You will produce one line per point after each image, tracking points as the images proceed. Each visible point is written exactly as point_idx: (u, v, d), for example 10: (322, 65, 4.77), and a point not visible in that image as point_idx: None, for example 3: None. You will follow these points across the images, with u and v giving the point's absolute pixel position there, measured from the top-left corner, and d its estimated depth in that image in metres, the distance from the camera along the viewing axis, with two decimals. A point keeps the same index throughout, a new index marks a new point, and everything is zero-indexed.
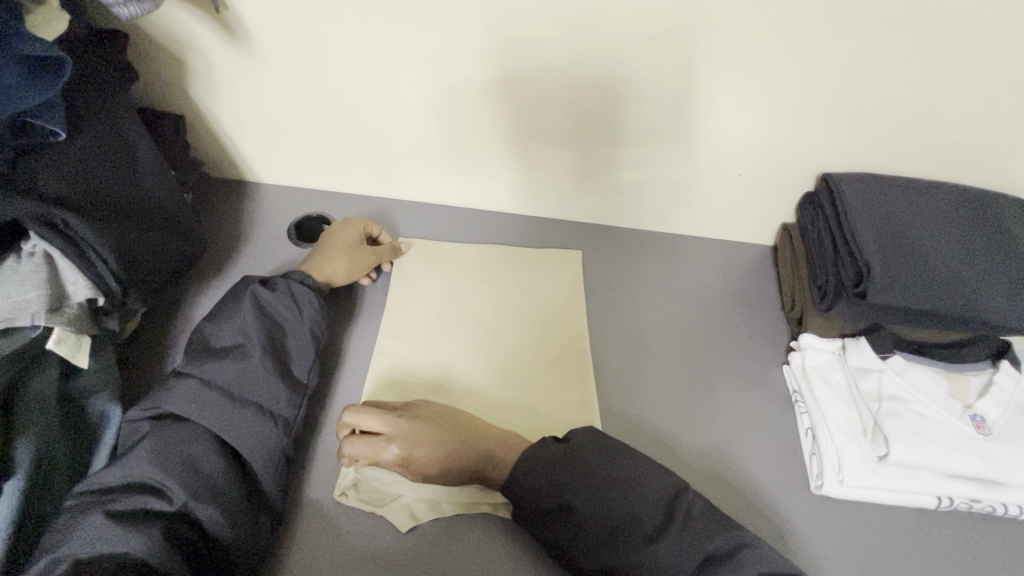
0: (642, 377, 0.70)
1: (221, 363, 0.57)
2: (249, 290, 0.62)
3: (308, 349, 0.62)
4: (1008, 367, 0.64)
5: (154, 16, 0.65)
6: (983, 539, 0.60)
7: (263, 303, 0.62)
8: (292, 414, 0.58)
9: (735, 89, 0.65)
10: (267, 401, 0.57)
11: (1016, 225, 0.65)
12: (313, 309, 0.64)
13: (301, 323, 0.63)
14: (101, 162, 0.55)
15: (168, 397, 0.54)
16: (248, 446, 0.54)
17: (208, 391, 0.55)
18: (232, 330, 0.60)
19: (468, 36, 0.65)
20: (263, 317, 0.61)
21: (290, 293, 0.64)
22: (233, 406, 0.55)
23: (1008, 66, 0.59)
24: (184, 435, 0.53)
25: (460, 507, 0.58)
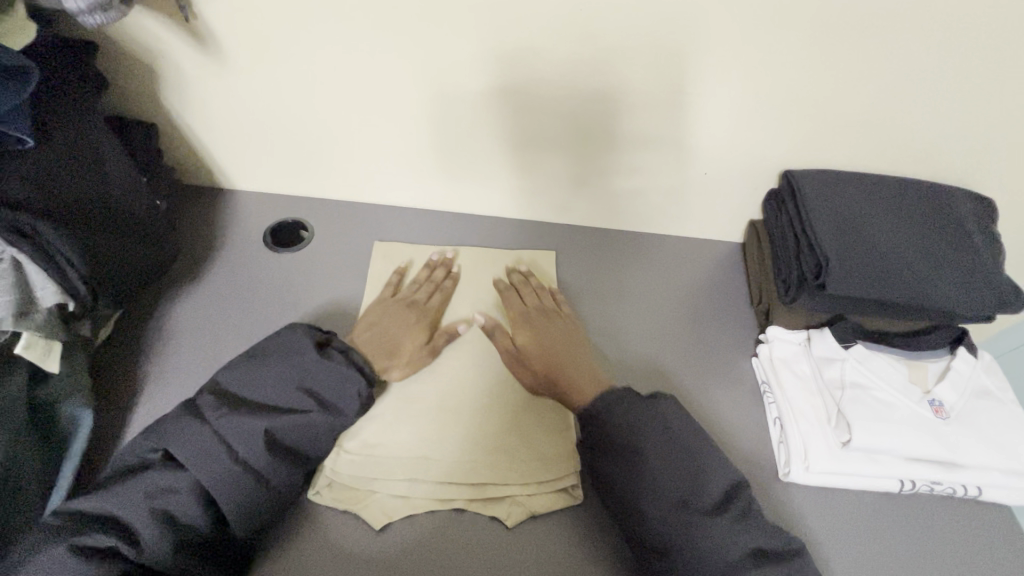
0: (621, 319, 0.77)
1: (251, 423, 0.54)
2: (303, 354, 0.60)
3: (333, 433, 0.59)
4: (965, 353, 0.67)
5: (122, 25, 0.66)
6: (944, 519, 0.62)
7: (305, 369, 0.60)
8: (286, 489, 0.55)
9: (696, 91, 0.67)
10: (267, 473, 0.54)
11: (969, 218, 0.68)
12: (355, 397, 0.60)
13: (339, 400, 0.60)
14: (68, 171, 0.56)
15: (179, 440, 0.53)
16: (231, 508, 0.52)
17: (216, 447, 0.53)
18: (272, 392, 0.58)
19: (436, 44, 0.66)
20: (300, 387, 0.59)
21: (341, 371, 0.60)
22: (235, 468, 0.53)
23: (958, 68, 0.61)
24: (174, 484, 0.51)
25: (435, 503, 0.60)
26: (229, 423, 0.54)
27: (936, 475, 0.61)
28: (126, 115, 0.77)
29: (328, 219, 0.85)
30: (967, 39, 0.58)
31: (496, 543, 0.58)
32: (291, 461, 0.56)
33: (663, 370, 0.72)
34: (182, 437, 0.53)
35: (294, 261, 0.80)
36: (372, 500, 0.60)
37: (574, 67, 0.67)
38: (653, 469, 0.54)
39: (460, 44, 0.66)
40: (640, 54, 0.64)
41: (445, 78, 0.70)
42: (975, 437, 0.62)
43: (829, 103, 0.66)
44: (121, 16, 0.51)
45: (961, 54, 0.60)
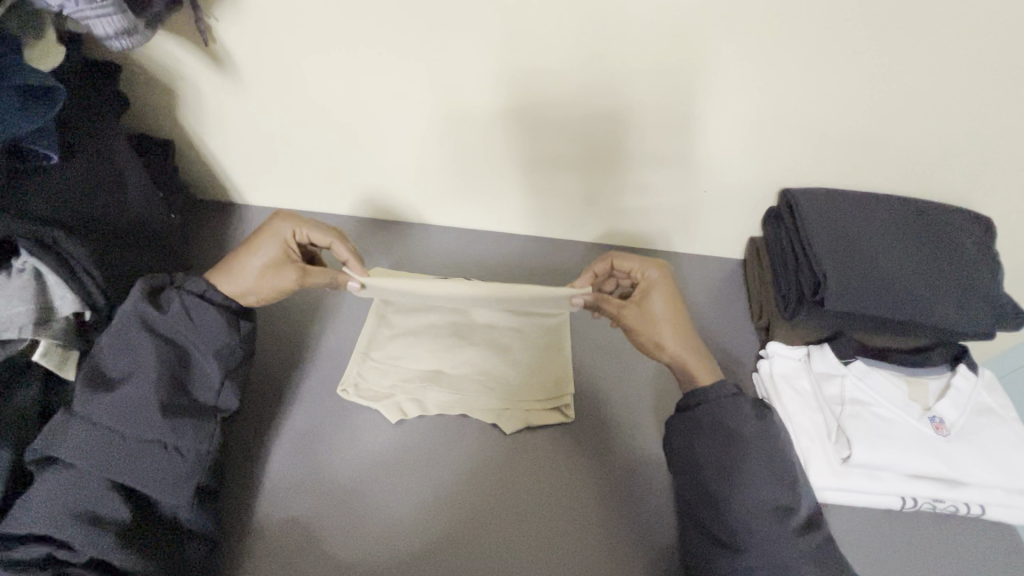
0: None
1: (120, 396, 0.54)
2: (143, 308, 0.57)
3: (218, 373, 0.60)
4: (966, 370, 0.67)
5: (145, 49, 0.69)
6: (946, 537, 0.62)
7: (155, 325, 0.58)
8: (200, 444, 0.57)
9: (697, 111, 0.69)
10: (170, 437, 0.55)
11: (967, 236, 0.69)
12: (216, 327, 0.60)
13: (204, 341, 0.60)
14: (91, 185, 0.59)
15: (59, 443, 0.51)
16: (152, 484, 0.53)
17: (101, 433, 0.53)
18: (128, 356, 0.56)
19: (444, 66, 0.68)
20: (160, 343, 0.57)
21: (181, 311, 0.59)
22: (137, 446, 0.54)
23: (954, 90, 0.62)
24: (84, 485, 0.51)
25: (438, 520, 0.60)
26: (100, 405, 0.54)
27: (937, 492, 0.61)
28: (144, 133, 0.80)
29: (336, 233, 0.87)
30: (963, 63, 0.60)
31: (492, 552, 0.59)
32: (189, 415, 0.57)
33: None
34: (63, 437, 0.52)
35: None
36: (372, 509, 0.61)
37: (578, 87, 0.69)
38: (754, 474, 0.54)
39: (468, 66, 0.68)
40: (643, 75, 0.66)
41: (452, 98, 0.72)
42: (975, 453, 0.62)
43: (826, 123, 0.68)
44: (146, 40, 0.54)
45: (957, 77, 0.61)
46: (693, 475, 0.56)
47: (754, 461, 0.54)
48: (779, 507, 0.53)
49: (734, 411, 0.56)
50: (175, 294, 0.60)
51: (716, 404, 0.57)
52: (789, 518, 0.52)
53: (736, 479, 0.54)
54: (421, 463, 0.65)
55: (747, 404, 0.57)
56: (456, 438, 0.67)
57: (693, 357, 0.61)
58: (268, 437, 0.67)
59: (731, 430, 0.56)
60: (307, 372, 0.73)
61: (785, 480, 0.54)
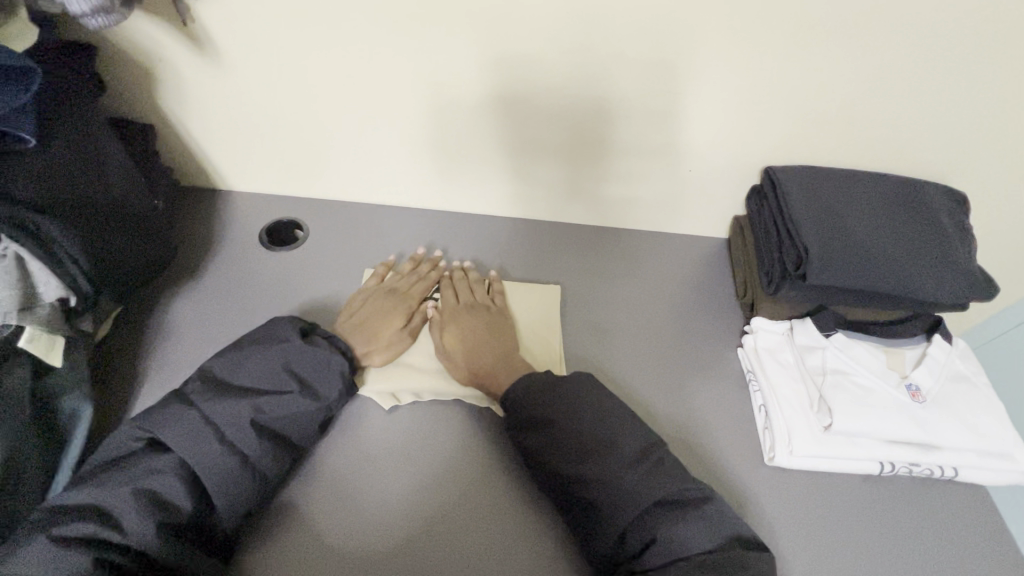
0: (620, 296, 0.81)
1: (236, 403, 0.58)
2: (288, 340, 0.63)
3: (318, 417, 0.62)
4: (940, 340, 0.70)
5: (122, 29, 0.68)
6: (921, 499, 0.65)
7: (293, 358, 0.62)
8: (273, 469, 0.58)
9: (683, 91, 0.69)
10: (254, 454, 0.57)
11: (942, 210, 0.71)
12: (339, 378, 0.64)
13: (328, 386, 0.63)
14: (72, 169, 0.58)
15: (167, 426, 0.55)
16: (216, 485, 0.54)
17: (206, 427, 0.56)
18: (256, 376, 0.61)
19: (431, 46, 0.68)
20: (292, 374, 0.62)
21: (321, 356, 0.63)
22: (222, 450, 0.56)
23: (929, 67, 0.64)
24: (165, 468, 0.54)
25: (435, 501, 0.61)
26: (214, 403, 0.57)
27: (914, 456, 0.63)
28: (124, 117, 0.78)
29: (324, 218, 0.87)
30: (937, 39, 0.61)
31: (487, 526, 0.60)
32: (276, 442, 0.59)
33: (666, 341, 0.77)
34: (177, 422, 0.56)
35: (290, 259, 0.81)
36: (368, 489, 0.62)
37: (564, 67, 0.68)
38: (602, 425, 0.59)
39: (454, 45, 0.68)
40: (628, 54, 0.66)
41: (438, 78, 0.71)
42: (949, 419, 0.65)
43: (808, 101, 0.69)
44: (123, 17, 0.53)
45: (931, 52, 0.62)
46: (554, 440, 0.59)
47: (600, 420, 0.59)
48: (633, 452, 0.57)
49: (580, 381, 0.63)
50: (325, 340, 0.66)
51: (556, 382, 0.63)
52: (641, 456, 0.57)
53: (588, 434, 0.58)
54: (416, 442, 0.65)
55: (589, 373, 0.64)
56: (450, 417, 0.68)
57: (498, 372, 0.67)
58: None
59: (572, 397, 0.61)
60: None
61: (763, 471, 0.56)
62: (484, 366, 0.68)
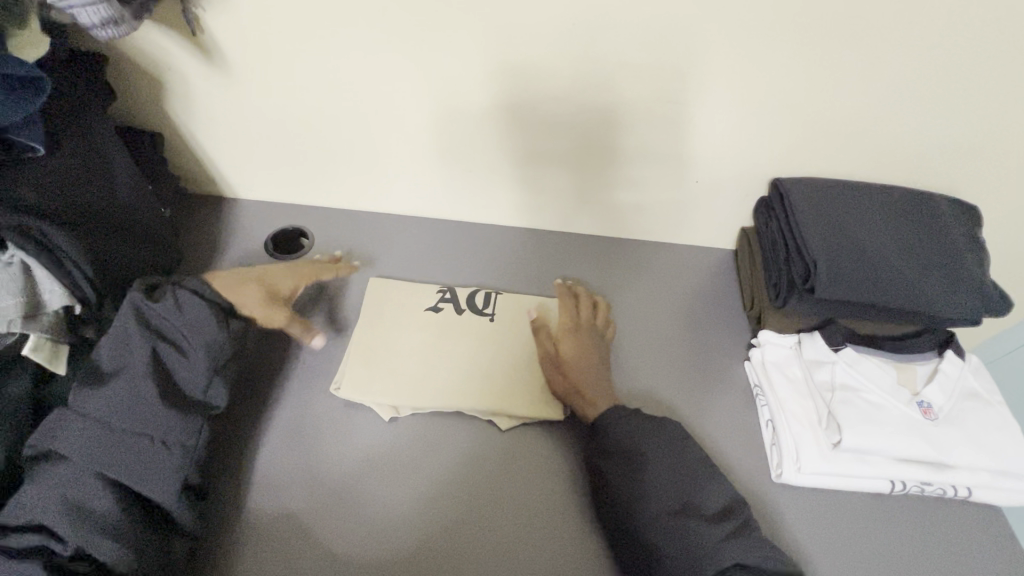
0: (625, 307, 0.80)
1: (113, 390, 0.55)
2: (140, 303, 0.58)
3: (203, 372, 0.58)
4: (952, 356, 0.69)
5: (132, 40, 0.68)
6: (933, 518, 0.63)
7: (147, 315, 0.58)
8: (187, 439, 0.57)
9: (689, 102, 0.69)
10: (160, 432, 0.55)
11: (955, 224, 0.70)
12: (199, 324, 0.59)
13: (191, 334, 0.59)
14: (78, 177, 0.58)
15: (58, 437, 0.53)
16: (141, 477, 0.54)
17: (93, 425, 0.54)
18: (119, 350, 0.57)
19: (436, 57, 0.68)
20: (150, 334, 0.57)
21: (187, 308, 0.59)
22: (131, 438, 0.55)
23: (937, 81, 0.63)
24: (73, 475, 0.52)
25: (436, 515, 0.61)
26: (96, 400, 0.55)
27: (925, 475, 0.62)
28: (132, 125, 0.79)
29: (329, 226, 0.87)
30: (947, 53, 0.61)
31: (487, 541, 0.60)
32: (176, 408, 0.57)
33: (671, 353, 0.76)
34: (68, 429, 0.54)
35: None
36: (368, 500, 0.62)
37: (568, 78, 0.68)
38: (657, 482, 0.57)
39: (459, 56, 0.68)
40: (633, 65, 0.66)
41: (442, 90, 0.72)
42: (963, 438, 0.63)
43: (816, 111, 0.68)
44: (132, 30, 0.53)
45: (942, 65, 0.62)
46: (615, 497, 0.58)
47: (653, 472, 0.57)
48: (681, 508, 0.55)
49: (631, 428, 0.61)
50: (172, 288, 0.60)
51: (615, 428, 0.61)
52: (698, 513, 0.55)
53: (641, 489, 0.57)
54: (416, 453, 0.65)
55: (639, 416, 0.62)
56: (455, 429, 0.67)
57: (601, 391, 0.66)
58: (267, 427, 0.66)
59: (627, 447, 0.59)
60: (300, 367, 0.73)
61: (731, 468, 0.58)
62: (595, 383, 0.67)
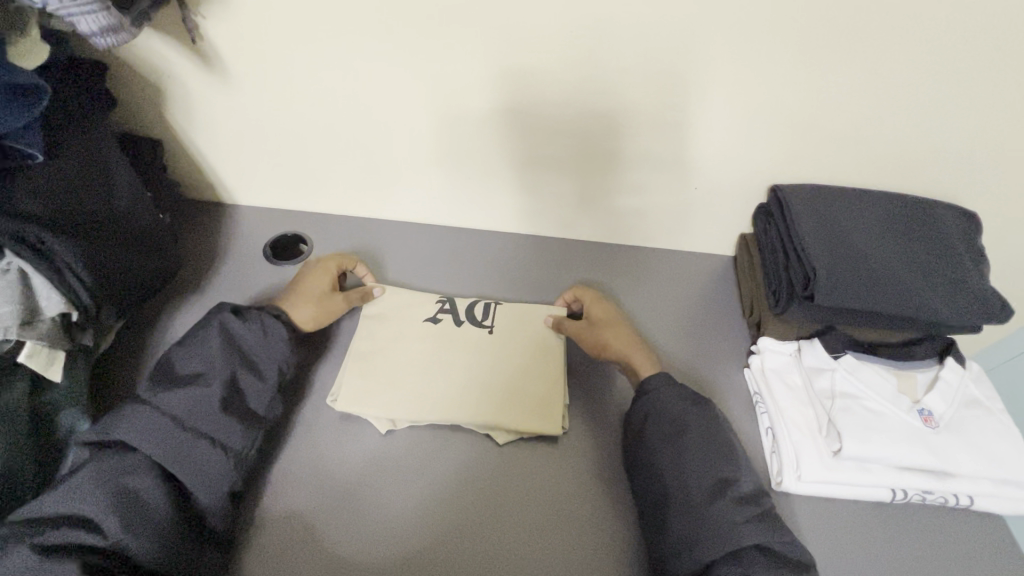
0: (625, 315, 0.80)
1: (184, 390, 0.58)
2: (230, 320, 0.64)
3: (268, 392, 0.63)
4: (953, 363, 0.68)
5: (132, 47, 0.69)
6: (936, 527, 0.63)
7: (232, 333, 0.63)
8: (244, 445, 0.58)
9: (688, 108, 0.69)
10: (221, 436, 0.57)
11: (954, 231, 0.70)
12: (278, 345, 0.65)
13: (270, 354, 0.64)
14: (77, 185, 0.58)
15: (124, 423, 0.55)
16: (196, 476, 0.55)
17: (164, 420, 0.56)
18: (199, 358, 0.61)
19: (436, 64, 0.69)
20: (231, 348, 0.62)
21: (262, 327, 0.65)
22: (190, 437, 0.56)
23: (934, 87, 0.63)
24: (132, 464, 0.53)
25: (436, 520, 0.61)
26: (167, 396, 0.57)
27: (927, 484, 0.62)
28: (133, 132, 0.79)
29: (328, 233, 0.87)
30: (943, 61, 0.61)
31: (488, 546, 0.59)
32: (242, 419, 0.59)
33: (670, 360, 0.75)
34: (133, 418, 0.55)
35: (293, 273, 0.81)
36: (368, 506, 0.61)
37: (568, 85, 0.69)
38: (677, 479, 0.56)
39: (459, 62, 0.68)
40: (631, 72, 0.66)
41: (442, 96, 0.72)
42: (964, 446, 0.63)
43: (814, 118, 0.68)
44: (131, 37, 0.53)
45: (939, 71, 0.62)
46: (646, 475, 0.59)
47: (692, 448, 0.58)
48: (719, 482, 0.55)
49: (673, 400, 0.62)
50: (255, 311, 0.66)
51: (651, 400, 0.62)
52: (730, 493, 0.55)
53: (665, 476, 0.57)
54: (416, 459, 0.65)
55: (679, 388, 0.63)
56: (456, 435, 0.67)
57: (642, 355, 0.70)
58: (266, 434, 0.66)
59: (671, 420, 0.60)
60: (299, 374, 0.73)
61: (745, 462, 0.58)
62: (635, 346, 0.71)
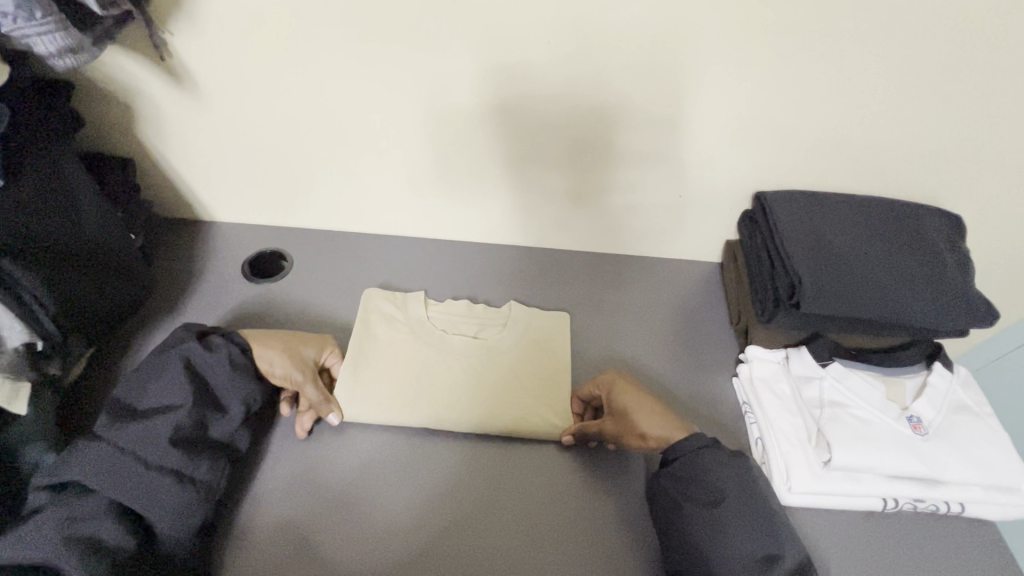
0: (613, 329, 0.79)
1: (144, 424, 0.56)
2: (191, 348, 0.62)
3: (236, 420, 0.61)
4: (941, 368, 0.68)
5: (99, 66, 0.67)
6: (927, 536, 0.62)
7: (194, 362, 0.61)
8: (211, 476, 0.57)
9: (668, 116, 0.69)
10: (184, 468, 0.55)
11: (938, 235, 0.69)
12: (242, 376, 0.63)
13: (234, 386, 0.62)
14: (42, 208, 0.56)
15: (78, 463, 0.53)
16: (157, 512, 0.53)
17: (122, 456, 0.54)
18: (159, 391, 0.59)
19: (413, 76, 0.68)
20: (193, 378, 0.60)
21: (223, 358, 0.63)
22: (150, 471, 0.54)
23: (911, 91, 0.63)
24: (86, 507, 0.52)
25: (434, 526, 0.59)
26: (125, 431, 0.55)
27: (918, 492, 0.61)
28: (103, 151, 0.77)
29: (308, 249, 0.85)
30: (921, 66, 0.61)
31: (478, 563, 0.57)
32: (205, 450, 0.57)
33: (659, 371, 0.75)
34: (85, 457, 0.54)
35: (273, 291, 0.80)
36: (364, 508, 0.60)
37: (548, 94, 0.68)
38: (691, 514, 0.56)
39: (436, 72, 0.67)
40: (609, 80, 0.66)
41: (420, 107, 0.71)
42: (953, 453, 0.63)
43: (794, 124, 0.68)
44: (92, 58, 0.52)
45: (917, 75, 0.62)
46: (671, 517, 0.57)
47: (736, 518, 0.54)
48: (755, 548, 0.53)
49: (713, 466, 0.58)
50: (220, 339, 0.64)
51: (679, 453, 0.60)
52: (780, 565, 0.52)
53: (679, 513, 0.56)
54: (408, 464, 0.64)
55: (723, 453, 0.59)
56: (454, 442, 0.66)
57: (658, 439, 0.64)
58: (244, 457, 0.64)
59: (704, 491, 0.56)
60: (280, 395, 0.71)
61: (767, 524, 0.54)
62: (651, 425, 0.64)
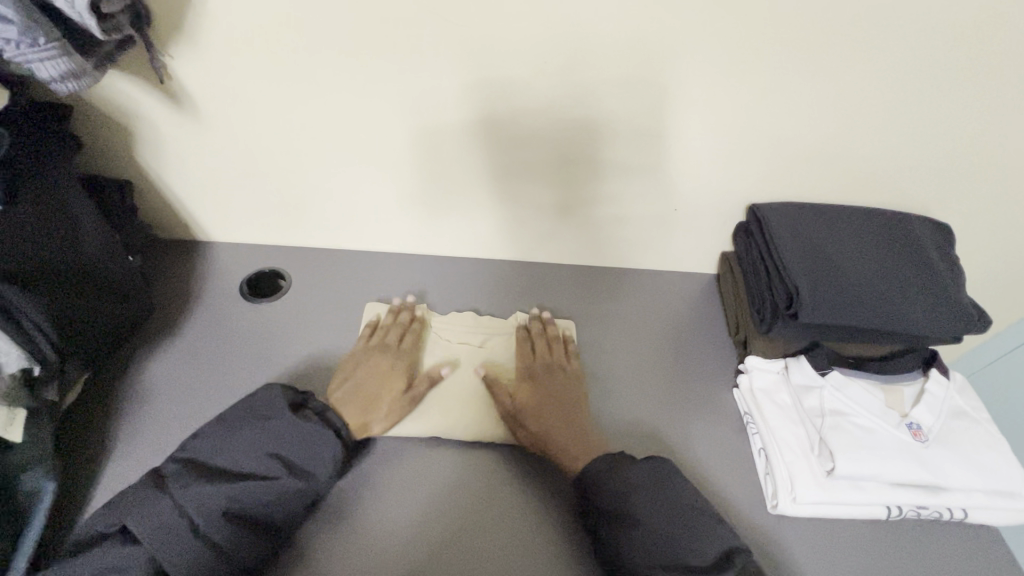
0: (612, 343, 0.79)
1: (211, 488, 0.54)
2: (278, 417, 0.61)
3: (303, 501, 0.58)
4: (938, 375, 0.69)
5: (98, 89, 0.67)
6: (931, 543, 0.63)
7: (276, 433, 0.60)
8: (251, 561, 0.54)
9: (664, 131, 0.70)
10: (226, 543, 0.53)
11: (929, 243, 0.71)
12: (326, 460, 0.60)
13: (311, 468, 0.59)
14: (41, 233, 0.56)
15: (137, 511, 0.52)
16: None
17: (179, 518, 0.53)
18: (238, 455, 0.58)
19: (413, 96, 0.68)
20: (274, 452, 0.59)
21: (314, 433, 0.61)
22: (196, 539, 0.52)
23: (898, 104, 0.65)
24: (125, 557, 0.51)
25: (433, 548, 0.58)
26: (192, 490, 0.54)
27: (920, 499, 0.61)
28: (100, 173, 0.77)
29: (307, 267, 0.85)
30: (906, 79, 0.63)
31: None
32: (254, 530, 0.55)
33: (660, 384, 0.75)
34: (144, 506, 0.53)
35: (271, 311, 0.79)
36: (367, 531, 0.59)
37: (546, 112, 0.69)
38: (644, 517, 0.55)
39: (435, 92, 0.68)
40: (606, 98, 0.67)
41: (420, 126, 0.72)
42: (953, 458, 0.63)
43: (785, 137, 0.70)
44: (93, 82, 0.53)
45: (902, 89, 0.64)
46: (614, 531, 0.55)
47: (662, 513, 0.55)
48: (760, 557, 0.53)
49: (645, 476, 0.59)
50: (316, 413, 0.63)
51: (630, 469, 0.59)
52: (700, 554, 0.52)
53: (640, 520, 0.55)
54: (412, 487, 0.63)
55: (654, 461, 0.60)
56: (459, 462, 0.65)
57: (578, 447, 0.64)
58: None
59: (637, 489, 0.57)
60: None
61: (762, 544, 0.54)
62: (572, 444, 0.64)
